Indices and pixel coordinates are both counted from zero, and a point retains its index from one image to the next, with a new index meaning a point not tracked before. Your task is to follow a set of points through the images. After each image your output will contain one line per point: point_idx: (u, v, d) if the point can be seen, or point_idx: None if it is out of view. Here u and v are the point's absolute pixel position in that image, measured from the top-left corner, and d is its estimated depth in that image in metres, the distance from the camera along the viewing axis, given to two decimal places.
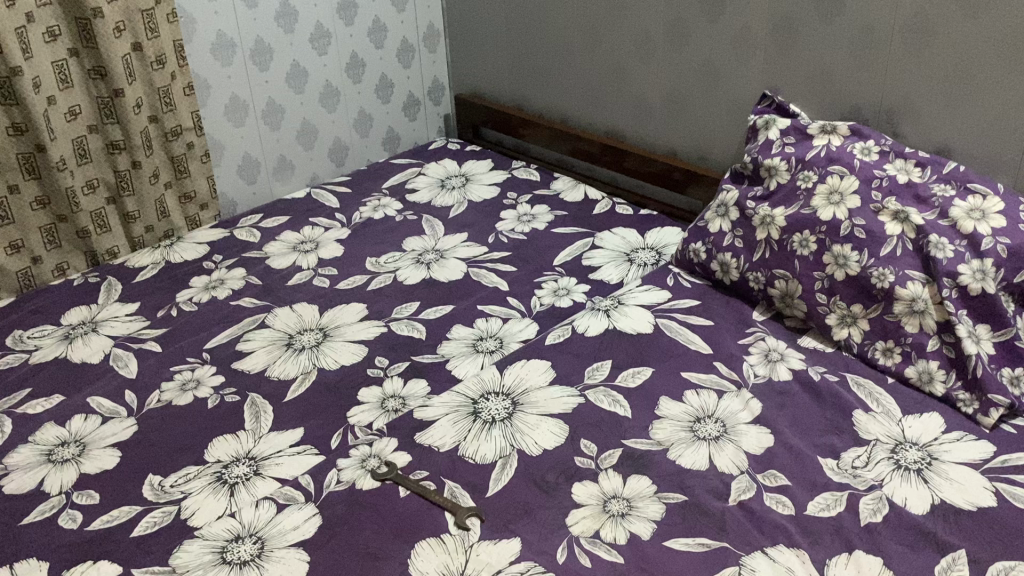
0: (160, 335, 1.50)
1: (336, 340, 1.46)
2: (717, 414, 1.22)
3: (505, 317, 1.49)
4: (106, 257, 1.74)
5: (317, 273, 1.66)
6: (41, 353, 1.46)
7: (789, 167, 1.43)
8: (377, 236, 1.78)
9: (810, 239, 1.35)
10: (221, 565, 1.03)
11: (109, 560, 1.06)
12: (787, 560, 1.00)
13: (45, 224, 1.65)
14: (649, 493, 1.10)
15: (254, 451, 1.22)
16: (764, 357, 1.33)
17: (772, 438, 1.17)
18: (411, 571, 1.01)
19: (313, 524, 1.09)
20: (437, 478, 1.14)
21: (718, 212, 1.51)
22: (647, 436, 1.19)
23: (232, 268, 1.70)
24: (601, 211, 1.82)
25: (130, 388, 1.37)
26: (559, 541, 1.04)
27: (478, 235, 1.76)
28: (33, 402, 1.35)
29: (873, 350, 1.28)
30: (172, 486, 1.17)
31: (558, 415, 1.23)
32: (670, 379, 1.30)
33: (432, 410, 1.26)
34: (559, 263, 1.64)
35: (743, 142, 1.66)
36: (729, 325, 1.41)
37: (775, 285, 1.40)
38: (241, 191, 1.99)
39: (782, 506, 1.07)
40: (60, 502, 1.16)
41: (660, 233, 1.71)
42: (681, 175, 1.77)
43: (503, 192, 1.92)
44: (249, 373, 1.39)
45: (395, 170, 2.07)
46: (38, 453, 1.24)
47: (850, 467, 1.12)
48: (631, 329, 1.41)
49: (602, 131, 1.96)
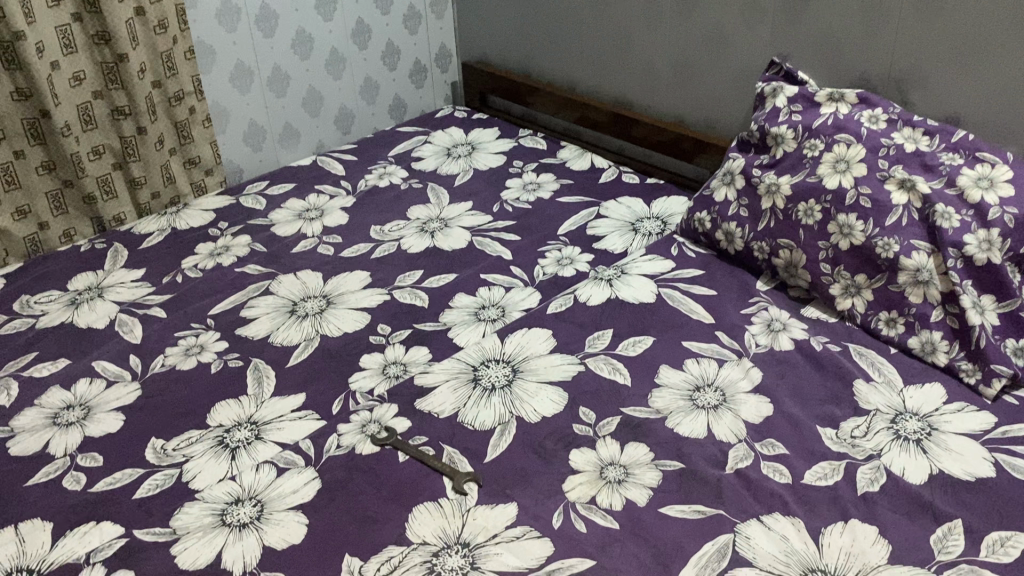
0: (165, 301, 1.51)
1: (339, 308, 1.46)
2: (717, 383, 1.22)
3: (507, 285, 1.49)
4: (112, 223, 1.75)
5: (322, 240, 1.67)
6: (48, 318, 1.47)
7: (795, 135, 1.42)
8: (382, 204, 1.78)
9: (815, 208, 1.34)
10: (221, 527, 1.04)
11: (111, 521, 1.07)
12: (782, 528, 1.00)
13: (51, 189, 1.65)
14: (646, 460, 1.10)
15: (255, 416, 1.23)
16: (766, 327, 1.32)
17: (771, 408, 1.17)
18: (408, 534, 1.02)
19: (312, 488, 1.10)
20: (435, 444, 1.15)
21: (723, 181, 1.50)
22: (646, 404, 1.19)
23: (237, 235, 1.70)
24: (607, 180, 1.81)
25: (135, 353, 1.39)
26: (555, 507, 1.05)
27: (483, 204, 1.75)
28: (39, 366, 1.36)
29: (877, 321, 1.28)
30: (174, 449, 1.18)
31: (558, 383, 1.23)
32: (671, 348, 1.29)
33: (433, 376, 1.27)
34: (563, 232, 1.63)
35: (750, 111, 1.64)
36: (733, 294, 1.41)
37: (779, 255, 1.39)
38: (247, 158, 1.99)
39: (779, 475, 1.07)
40: (64, 464, 1.17)
41: (666, 202, 1.70)
42: (688, 144, 1.75)
43: (509, 160, 1.91)
44: (252, 339, 1.40)
45: (401, 138, 2.06)
46: (43, 416, 1.26)
47: (849, 436, 1.12)
48: (633, 298, 1.40)
49: (610, 100, 1.94)
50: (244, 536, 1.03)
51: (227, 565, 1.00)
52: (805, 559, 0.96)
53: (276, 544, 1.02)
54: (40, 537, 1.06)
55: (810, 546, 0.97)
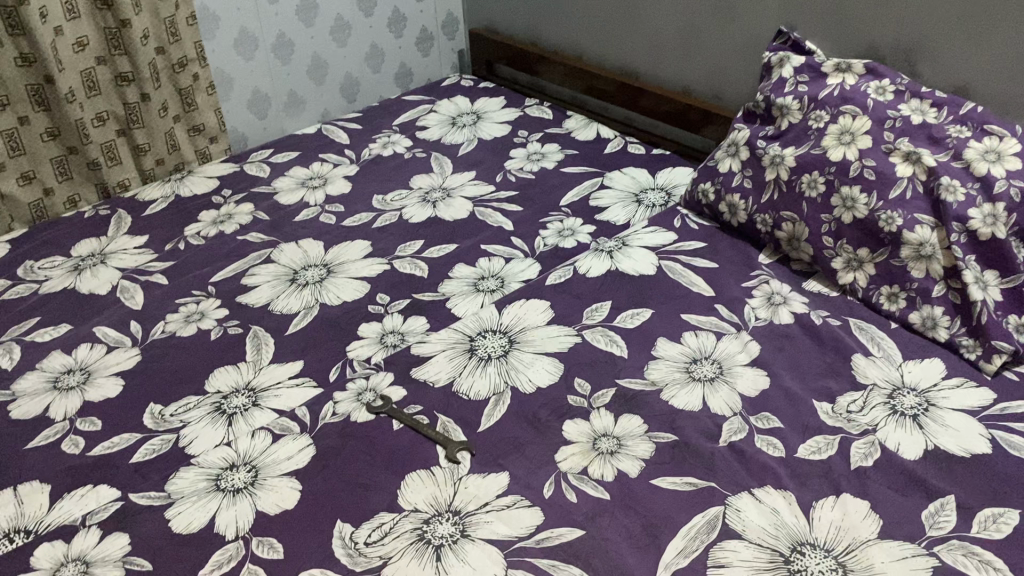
0: (167, 267, 1.52)
1: (339, 277, 1.46)
2: (714, 356, 1.21)
3: (507, 256, 1.48)
4: (117, 190, 1.76)
5: (324, 209, 1.66)
6: (51, 283, 1.48)
7: (800, 106, 1.39)
8: (385, 173, 1.77)
9: (819, 180, 1.32)
10: (215, 492, 1.05)
11: (108, 485, 1.08)
12: (773, 501, 1.00)
13: (56, 155, 1.66)
14: (639, 432, 1.10)
15: (253, 383, 1.24)
16: (766, 300, 1.31)
17: (768, 381, 1.16)
18: (400, 501, 1.03)
19: (307, 454, 1.10)
20: (430, 413, 1.15)
21: (727, 152, 1.48)
22: (642, 376, 1.19)
23: (240, 202, 1.70)
24: (612, 150, 1.79)
25: (136, 318, 1.39)
26: (547, 477, 1.05)
27: (486, 174, 1.74)
28: (42, 331, 1.37)
29: (878, 295, 1.27)
30: (172, 414, 1.19)
31: (554, 354, 1.23)
32: (670, 321, 1.28)
33: (429, 346, 1.27)
34: (566, 203, 1.62)
35: (756, 81, 1.62)
36: (734, 267, 1.39)
37: (782, 227, 1.37)
38: (251, 125, 1.99)
39: (773, 449, 1.07)
40: (64, 428, 1.18)
41: (671, 173, 1.68)
42: (696, 115, 1.73)
43: (514, 130, 1.90)
44: (252, 307, 1.40)
45: (407, 107, 2.05)
46: (44, 380, 1.27)
47: (844, 411, 1.11)
48: (633, 271, 1.39)
49: (616, 69, 1.92)
50: (237, 501, 1.04)
51: (219, 530, 1.01)
52: (794, 532, 0.95)
53: (269, 509, 1.03)
54: (38, 499, 1.07)
55: (801, 519, 0.97)
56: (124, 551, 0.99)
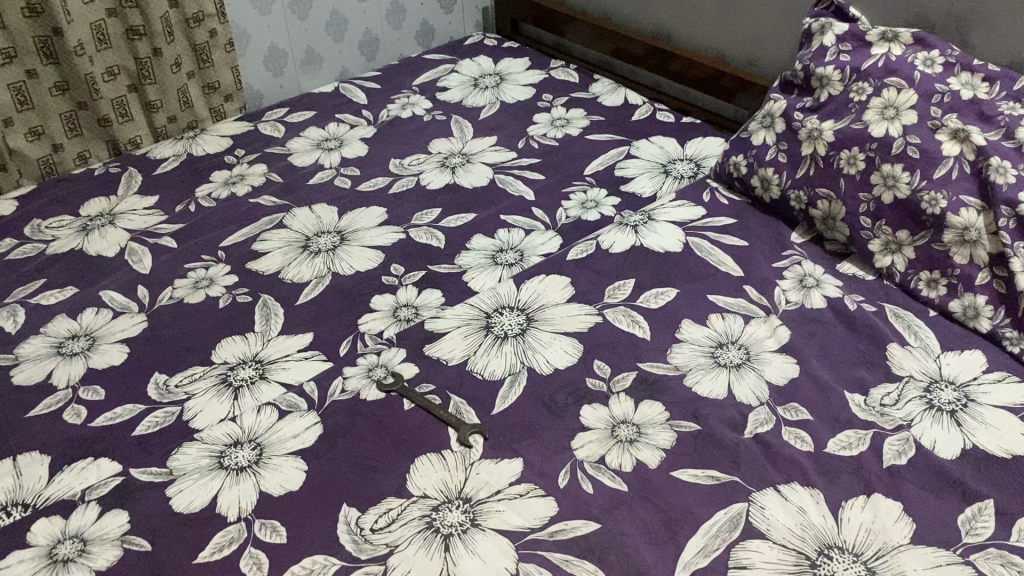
0: (177, 230, 1.47)
1: (353, 245, 1.41)
2: (742, 340, 1.16)
3: (528, 228, 1.43)
4: (128, 147, 1.71)
5: (339, 172, 1.61)
6: (58, 244, 1.44)
7: (842, 77, 1.30)
8: (403, 136, 1.71)
9: (859, 157, 1.25)
10: (218, 470, 1.01)
11: (109, 458, 1.05)
12: (799, 499, 0.95)
13: (66, 110, 1.61)
14: (661, 420, 1.05)
15: (261, 355, 1.20)
16: (798, 282, 1.25)
17: (797, 369, 1.11)
18: (408, 485, 0.99)
19: (314, 433, 1.06)
20: (442, 393, 1.11)
21: (762, 123, 1.40)
22: (664, 360, 1.13)
23: (253, 163, 1.65)
24: (640, 117, 1.71)
25: (143, 283, 1.35)
26: (562, 464, 1.00)
27: (508, 139, 1.68)
28: (47, 293, 1.33)
29: (917, 281, 1.20)
30: (177, 385, 1.15)
31: (573, 334, 1.18)
32: (696, 301, 1.23)
33: (443, 322, 1.22)
34: (590, 173, 1.55)
35: (795, 49, 1.54)
36: (765, 245, 1.33)
37: (817, 205, 1.30)
38: (267, 83, 1.93)
39: (801, 443, 1.01)
40: (66, 396, 1.15)
41: (701, 142, 1.61)
42: (729, 82, 1.65)
43: (538, 93, 1.83)
44: (262, 274, 1.36)
45: (427, 66, 1.97)
46: (48, 345, 1.23)
47: (877, 404, 1.06)
48: (659, 247, 1.33)
49: (648, 30, 1.84)
50: (240, 481, 1.00)
51: (222, 510, 0.97)
52: (821, 534, 0.91)
53: (273, 490, 0.99)
54: (37, 471, 1.04)
55: (829, 520, 0.92)
56: (123, 530, 0.95)
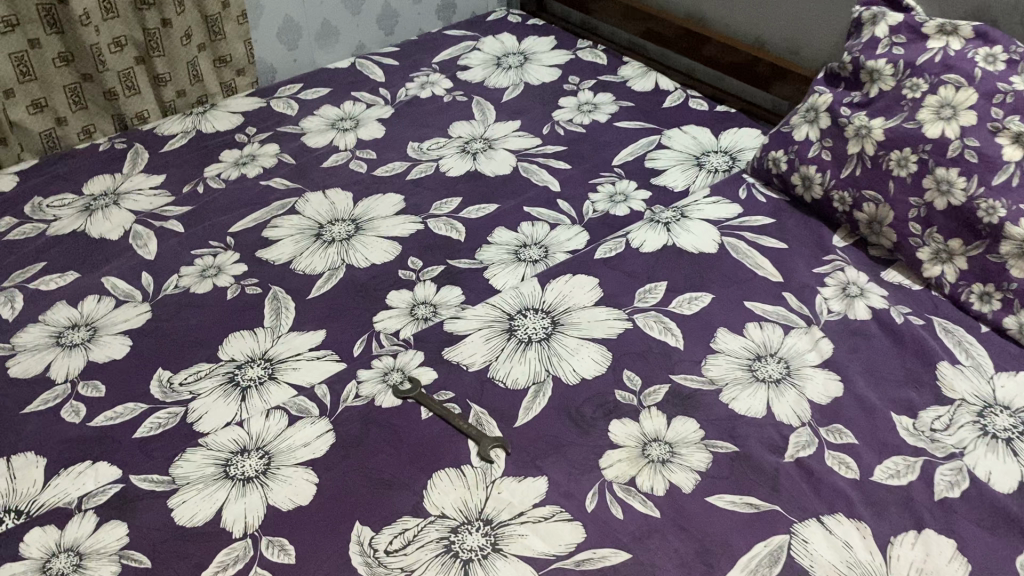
0: (184, 213, 1.40)
1: (369, 234, 1.34)
2: (782, 353, 1.09)
3: (553, 221, 1.35)
4: (135, 122, 1.64)
5: (355, 155, 1.53)
6: (59, 224, 1.37)
7: (894, 72, 1.22)
8: (422, 118, 1.63)
9: (910, 159, 1.16)
10: (223, 480, 0.95)
11: (109, 463, 0.99)
12: (845, 532, 0.88)
13: (70, 83, 1.53)
14: (695, 439, 0.98)
15: (270, 353, 1.13)
16: (841, 291, 1.18)
17: (841, 387, 1.04)
18: (425, 504, 0.93)
19: (325, 442, 1.00)
20: (462, 401, 1.04)
21: (805, 118, 1.32)
22: (699, 373, 1.07)
23: (265, 142, 1.57)
24: (671, 104, 1.63)
25: (148, 270, 1.29)
26: (590, 485, 0.94)
27: (532, 125, 1.60)
28: (47, 278, 1.27)
29: (969, 294, 1.13)
30: (181, 384, 1.09)
31: (601, 341, 1.11)
32: (732, 308, 1.16)
33: (464, 323, 1.15)
34: (619, 163, 1.48)
35: (841, 38, 1.45)
36: (805, 249, 1.25)
37: (863, 208, 1.23)
38: (281, 56, 1.85)
39: (845, 469, 0.95)
40: (64, 392, 1.09)
41: (737, 134, 1.53)
42: (766, 69, 1.57)
43: (564, 75, 1.74)
44: (273, 264, 1.29)
45: (448, 43, 1.89)
46: (47, 335, 1.17)
47: (927, 429, 0.99)
48: (692, 248, 1.26)
49: (685, 12, 1.76)
50: (247, 493, 0.94)
51: (227, 525, 0.91)
52: (869, 573, 0.84)
53: (281, 504, 0.93)
54: (32, 474, 0.98)
55: (876, 557, 0.86)
56: (121, 543, 0.90)
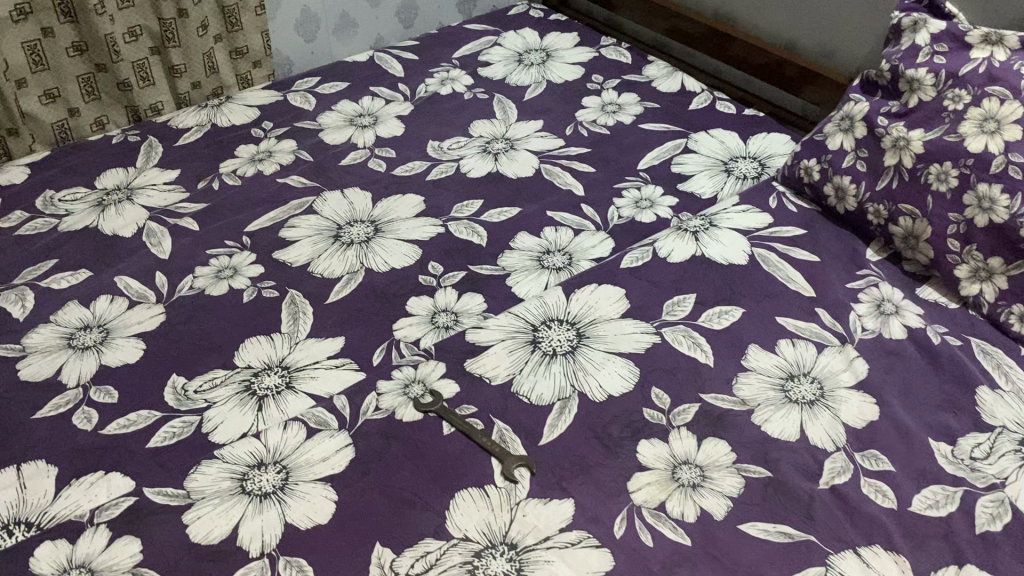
0: (199, 210, 1.37)
1: (388, 237, 1.31)
2: (815, 373, 1.05)
3: (577, 227, 1.32)
4: (149, 113, 1.60)
5: (374, 153, 1.50)
6: (71, 219, 1.34)
7: (936, 81, 1.17)
8: (442, 115, 1.60)
9: (951, 173, 1.12)
10: (239, 495, 0.92)
11: (122, 473, 0.96)
12: (883, 566, 0.85)
13: (83, 72, 1.49)
14: (727, 463, 0.95)
15: (288, 360, 1.10)
16: (875, 308, 1.14)
17: (876, 410, 1.01)
18: (448, 526, 0.90)
19: (344, 457, 0.97)
20: (485, 416, 1.01)
21: (839, 126, 1.28)
22: (729, 392, 1.03)
23: (282, 138, 1.54)
24: (698, 106, 1.59)
25: (161, 269, 1.25)
26: (618, 510, 0.91)
27: (555, 125, 1.56)
28: (59, 276, 1.24)
29: (1008, 315, 1.09)
30: (196, 391, 1.06)
31: (628, 356, 1.08)
32: (763, 324, 1.12)
33: (486, 333, 1.12)
34: (644, 167, 1.44)
35: (877, 44, 1.41)
36: (838, 263, 1.22)
37: (898, 222, 1.19)
38: (298, 49, 1.81)
39: (882, 498, 0.92)
40: (76, 397, 1.06)
41: (765, 139, 1.49)
42: (794, 71, 1.53)
43: (588, 74, 1.70)
44: (290, 266, 1.26)
45: (468, 37, 1.85)
46: (57, 336, 1.14)
47: (967, 457, 0.96)
48: (721, 259, 1.22)
49: (713, 12, 1.72)
50: (264, 509, 0.91)
51: (243, 543, 0.88)
52: None
53: (299, 522, 0.90)
54: (42, 485, 0.95)
55: None
56: (135, 561, 0.87)
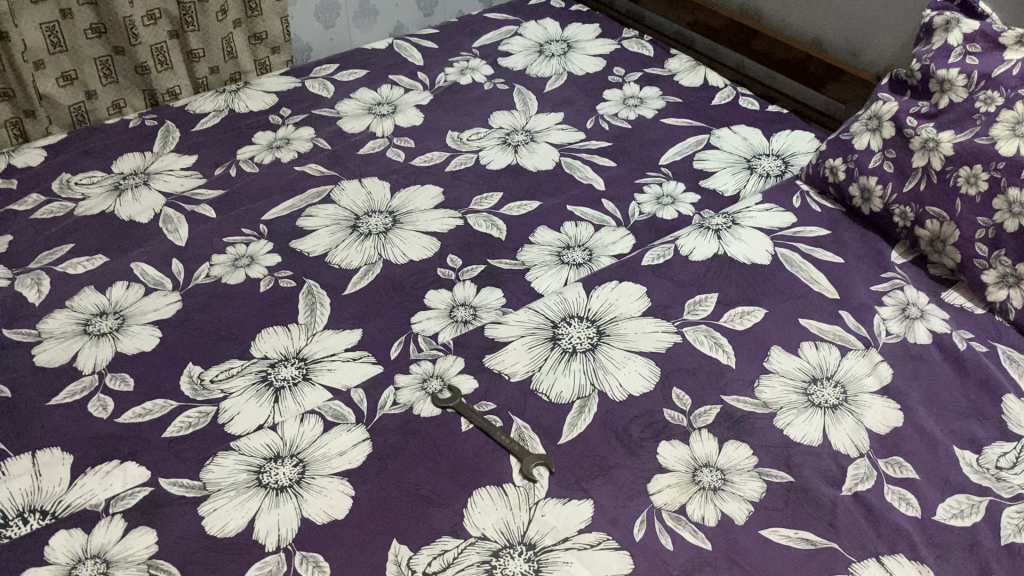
0: (216, 197, 1.36)
1: (406, 229, 1.29)
2: (838, 376, 1.04)
3: (597, 223, 1.30)
4: (166, 98, 1.59)
5: (392, 143, 1.49)
6: (88, 204, 1.33)
7: (967, 82, 1.15)
8: (461, 106, 1.58)
9: (981, 176, 1.10)
10: (255, 488, 0.92)
11: (137, 463, 0.95)
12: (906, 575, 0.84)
13: (101, 55, 1.48)
14: (748, 467, 0.94)
15: (305, 352, 1.09)
16: (900, 312, 1.13)
17: (900, 416, 0.99)
18: (466, 524, 0.89)
19: (362, 452, 0.96)
20: (504, 414, 1.00)
21: (867, 126, 1.26)
22: (751, 394, 1.02)
23: (300, 126, 1.53)
24: (721, 102, 1.57)
25: (178, 256, 1.24)
26: (638, 512, 0.90)
27: (575, 118, 1.54)
28: (75, 261, 1.23)
29: None
30: (212, 381, 1.05)
31: (648, 355, 1.07)
32: (786, 326, 1.11)
33: (506, 329, 1.11)
34: (666, 163, 1.42)
35: (906, 44, 1.39)
36: (862, 265, 1.20)
37: (925, 225, 1.17)
38: (317, 35, 1.80)
39: (906, 506, 0.90)
40: (92, 384, 1.05)
41: (789, 136, 1.47)
42: (818, 68, 1.51)
43: (609, 66, 1.69)
44: (307, 256, 1.25)
45: (489, 27, 1.83)
46: (73, 321, 1.13)
47: (993, 466, 0.94)
48: (744, 258, 1.21)
49: (738, 6, 1.70)
50: (280, 503, 0.90)
51: (259, 537, 0.87)
52: None
53: (316, 517, 0.89)
54: (58, 473, 0.94)
55: None
56: (150, 552, 0.86)
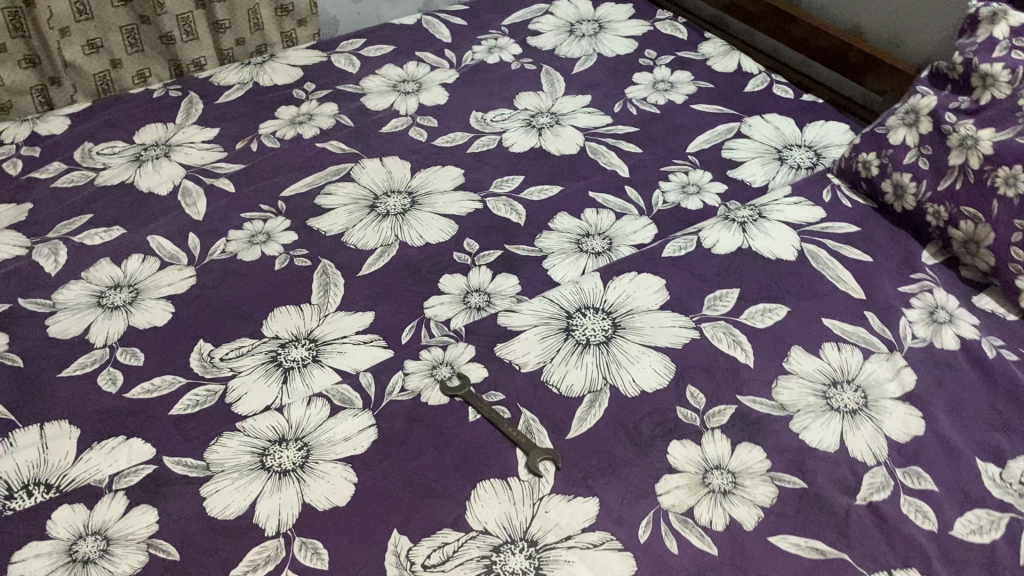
0: (236, 171, 1.35)
1: (424, 211, 1.27)
2: (859, 380, 1.01)
3: (619, 211, 1.27)
4: (190, 68, 1.59)
5: (415, 121, 1.46)
6: (108, 174, 1.32)
7: (1012, 78, 1.09)
8: (487, 85, 1.55)
9: (1020, 178, 1.05)
10: (258, 471, 0.91)
11: (143, 440, 0.95)
12: None
13: (126, 23, 1.47)
14: (760, 471, 0.91)
15: (316, 333, 1.08)
16: (928, 315, 1.09)
17: (921, 425, 0.96)
18: (468, 517, 0.87)
19: (367, 438, 0.95)
20: (512, 405, 0.98)
21: (903, 120, 1.21)
22: (768, 395, 0.99)
23: (323, 101, 1.51)
24: (754, 89, 1.53)
25: (195, 231, 1.24)
26: (644, 513, 0.88)
27: (603, 101, 1.51)
28: (92, 232, 1.23)
29: None
30: (222, 360, 1.04)
31: (664, 350, 1.04)
32: (808, 326, 1.07)
33: (519, 318, 1.09)
34: (694, 151, 1.39)
35: (950, 32, 1.35)
36: (891, 264, 1.16)
37: (959, 225, 1.13)
38: (345, 9, 1.78)
39: (922, 518, 0.87)
40: (102, 357, 1.05)
41: (822, 128, 1.43)
42: (857, 57, 1.46)
43: (641, 48, 1.65)
44: (324, 235, 1.23)
45: (520, 4, 1.79)
46: (88, 293, 1.13)
47: (1016, 481, 0.91)
48: (768, 253, 1.17)
49: None
50: (283, 487, 0.90)
51: (260, 521, 0.86)
52: None
53: (317, 503, 0.88)
54: (64, 447, 0.94)
55: None
56: (150, 531, 0.85)
